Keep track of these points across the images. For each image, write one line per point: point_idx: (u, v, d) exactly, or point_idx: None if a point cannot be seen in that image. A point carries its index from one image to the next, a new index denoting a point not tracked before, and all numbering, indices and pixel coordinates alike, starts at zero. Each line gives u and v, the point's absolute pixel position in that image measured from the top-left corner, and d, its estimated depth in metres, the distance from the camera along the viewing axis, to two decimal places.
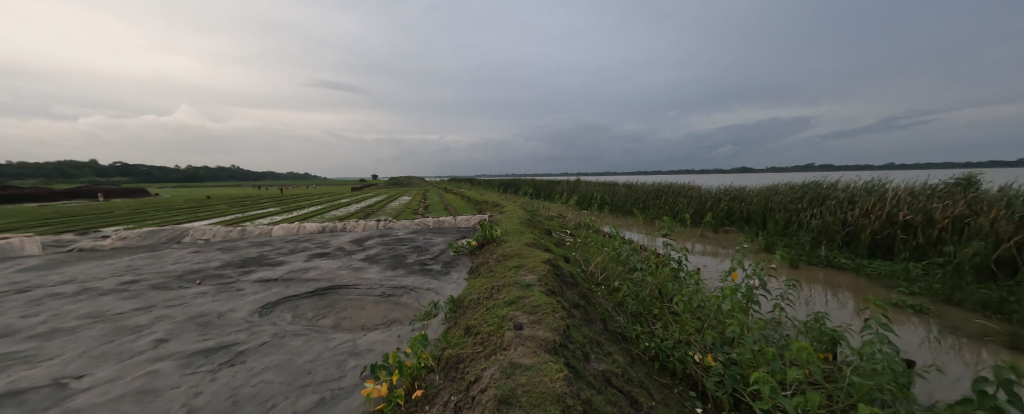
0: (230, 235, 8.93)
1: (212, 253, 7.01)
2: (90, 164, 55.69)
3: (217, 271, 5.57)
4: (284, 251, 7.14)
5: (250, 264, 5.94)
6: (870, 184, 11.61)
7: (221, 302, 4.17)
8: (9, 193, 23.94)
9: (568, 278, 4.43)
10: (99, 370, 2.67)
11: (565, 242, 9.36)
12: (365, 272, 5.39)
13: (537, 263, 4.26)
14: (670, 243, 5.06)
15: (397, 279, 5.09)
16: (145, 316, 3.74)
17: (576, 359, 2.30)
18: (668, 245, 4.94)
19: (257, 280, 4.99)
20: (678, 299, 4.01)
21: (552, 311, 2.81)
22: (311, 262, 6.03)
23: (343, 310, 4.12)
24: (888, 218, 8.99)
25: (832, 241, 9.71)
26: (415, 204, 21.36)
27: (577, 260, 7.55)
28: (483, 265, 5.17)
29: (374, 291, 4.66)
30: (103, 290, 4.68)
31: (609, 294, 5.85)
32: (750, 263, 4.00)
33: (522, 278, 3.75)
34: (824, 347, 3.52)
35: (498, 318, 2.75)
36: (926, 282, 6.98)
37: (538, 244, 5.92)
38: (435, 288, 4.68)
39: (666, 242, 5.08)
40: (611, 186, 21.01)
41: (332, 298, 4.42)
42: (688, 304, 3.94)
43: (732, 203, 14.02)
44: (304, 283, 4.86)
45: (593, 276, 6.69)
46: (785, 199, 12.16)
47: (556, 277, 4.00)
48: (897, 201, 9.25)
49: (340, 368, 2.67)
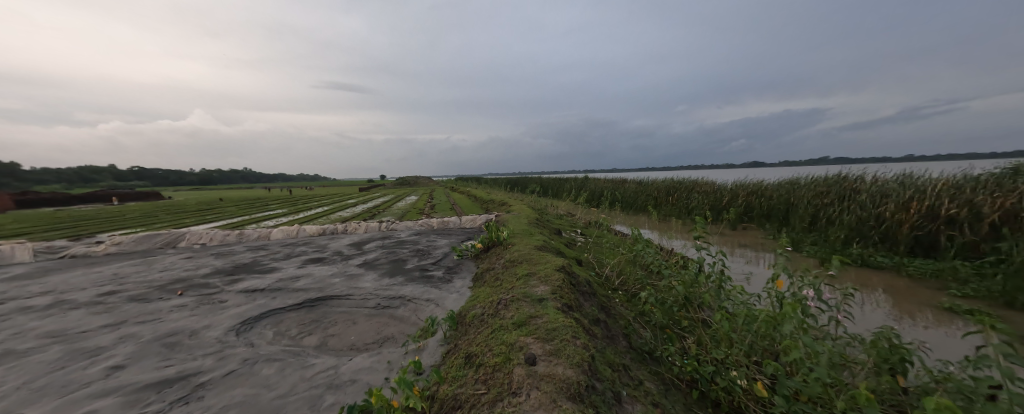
0: (227, 239, 8.61)
1: (205, 259, 6.66)
2: (109, 170, 57.22)
3: (203, 279, 5.17)
4: (279, 256, 6.75)
5: (240, 272, 5.54)
6: (904, 177, 10.78)
7: (198, 318, 3.74)
8: (29, 199, 24.47)
9: (586, 288, 3.91)
10: (31, 410, 2.24)
11: (577, 243, 8.75)
12: (360, 280, 4.93)
13: (549, 271, 3.73)
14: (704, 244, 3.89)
15: (393, 288, 4.60)
16: (110, 335, 3.33)
17: (607, 407, 1.80)
18: (709, 250, 3.74)
19: (242, 290, 4.57)
20: (717, 314, 3.46)
21: (572, 336, 2.28)
22: (304, 268, 5.59)
23: (331, 326, 3.68)
24: (929, 212, 8.21)
25: (865, 238, 8.96)
26: (421, 204, 21.07)
27: (590, 263, 7.02)
28: (488, 272, 4.67)
29: (367, 302, 4.20)
30: (77, 303, 4.29)
31: (629, 302, 5.30)
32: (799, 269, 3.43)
33: (532, 290, 3.25)
34: (892, 369, 2.97)
35: (505, 347, 2.24)
36: (980, 284, 6.29)
37: (549, 246, 5.41)
38: (435, 299, 4.20)
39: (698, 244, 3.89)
40: (620, 182, 20.34)
41: (321, 311, 3.98)
42: (728, 318, 3.39)
43: (751, 198, 13.29)
44: (292, 293, 4.41)
45: (608, 281, 6.13)
46: (809, 193, 11.41)
47: (573, 287, 3.48)
48: (938, 193, 8.46)
49: (313, 408, 2.20)
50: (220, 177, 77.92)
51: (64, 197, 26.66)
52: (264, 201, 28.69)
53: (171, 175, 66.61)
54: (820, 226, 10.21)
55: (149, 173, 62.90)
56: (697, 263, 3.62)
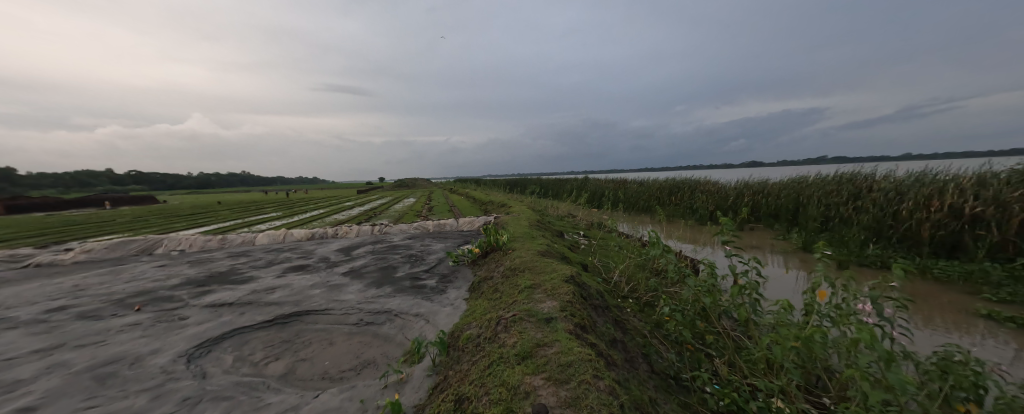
0: (208, 244, 8.07)
1: (178, 267, 6.13)
2: (106, 174, 56.82)
3: (169, 291, 4.64)
4: (259, 263, 6.21)
5: (211, 282, 5.01)
6: (919, 175, 10.28)
7: (148, 339, 3.21)
8: (20, 203, 24.03)
9: (598, 300, 3.42)
10: None
11: (580, 246, 8.23)
12: (343, 291, 4.39)
13: (556, 282, 3.21)
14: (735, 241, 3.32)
15: (379, 300, 4.06)
16: (37, 364, 2.80)
17: None
18: (754, 262, 2.95)
19: (208, 304, 4.04)
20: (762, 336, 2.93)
21: (593, 375, 1.78)
22: (283, 278, 5.06)
23: (304, 348, 3.16)
24: (952, 210, 7.64)
25: (884, 239, 8.41)
26: (418, 206, 20.55)
27: (596, 268, 6.53)
28: (486, 282, 4.14)
29: (348, 318, 3.69)
30: (16, 322, 3.76)
31: (641, 312, 4.81)
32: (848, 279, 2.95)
33: (537, 307, 2.74)
34: (965, 397, 2.50)
35: (506, 391, 1.76)
36: (1017, 289, 5.75)
37: (553, 251, 4.87)
38: (425, 314, 3.68)
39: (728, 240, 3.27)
40: (621, 182, 19.90)
41: (295, 329, 3.47)
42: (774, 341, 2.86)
43: (758, 197, 12.81)
44: (263, 308, 3.88)
45: (617, 288, 5.59)
46: (820, 192, 10.90)
47: (585, 302, 2.99)
48: (961, 190, 7.92)
49: None
50: (218, 179, 77.63)
51: (56, 201, 26.19)
52: (259, 203, 28.26)
53: (169, 179, 65.89)
54: (834, 226, 9.67)
55: (146, 176, 62.19)
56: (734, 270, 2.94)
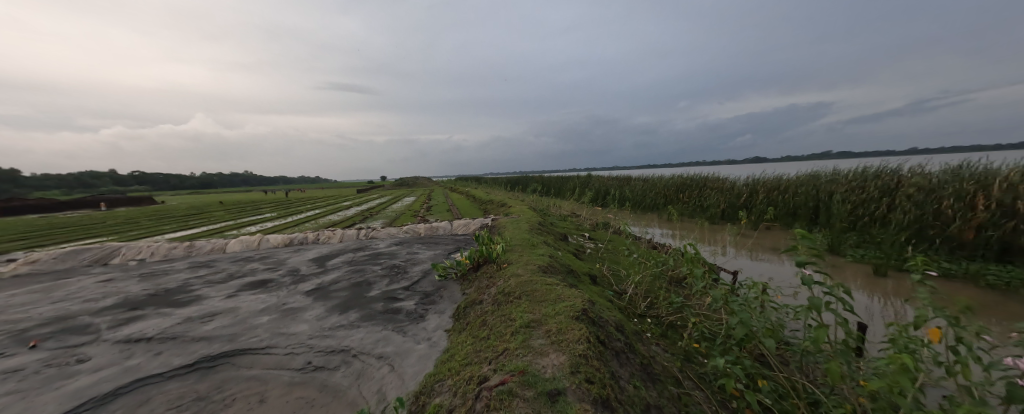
0: (173, 253, 7.25)
1: (123, 283, 5.32)
2: (109, 173, 56.69)
3: (90, 317, 3.83)
4: (217, 277, 5.39)
5: (147, 304, 4.18)
6: (956, 170, 9.21)
7: (11, 400, 2.38)
8: (14, 203, 23.51)
9: (619, 341, 2.58)
10: None
11: (586, 252, 7.30)
12: (297, 319, 3.53)
13: (562, 320, 2.37)
14: (810, 259, 2.38)
15: (337, 334, 3.21)
16: None
17: None
18: (845, 294, 2.00)
19: (124, 338, 3.22)
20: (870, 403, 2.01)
21: None
22: (233, 298, 4.22)
23: (219, 409, 2.31)
24: (1003, 210, 6.17)
25: (924, 241, 6.86)
26: (415, 206, 19.72)
27: (605, 279, 5.64)
28: (473, 309, 3.30)
29: (293, 360, 2.84)
30: None
31: (665, 336, 3.95)
32: (964, 309, 1.92)
33: (534, 366, 1.90)
34: None
35: None
36: None
37: (557, 264, 4.03)
38: (393, 355, 2.84)
39: (801, 259, 2.32)
40: (626, 180, 19.02)
41: (219, 378, 2.63)
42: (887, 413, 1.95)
43: (774, 193, 11.81)
44: (190, 344, 3.05)
45: (632, 304, 4.69)
46: (845, 188, 9.84)
47: (600, 348, 2.12)
48: (1010, 185, 6.52)
49: None
50: (221, 179, 77.71)
51: (52, 203, 25.63)
52: (256, 203, 27.63)
53: (171, 179, 65.29)
54: (864, 226, 8.59)
55: (148, 177, 61.80)
56: (821, 307, 2.01)
